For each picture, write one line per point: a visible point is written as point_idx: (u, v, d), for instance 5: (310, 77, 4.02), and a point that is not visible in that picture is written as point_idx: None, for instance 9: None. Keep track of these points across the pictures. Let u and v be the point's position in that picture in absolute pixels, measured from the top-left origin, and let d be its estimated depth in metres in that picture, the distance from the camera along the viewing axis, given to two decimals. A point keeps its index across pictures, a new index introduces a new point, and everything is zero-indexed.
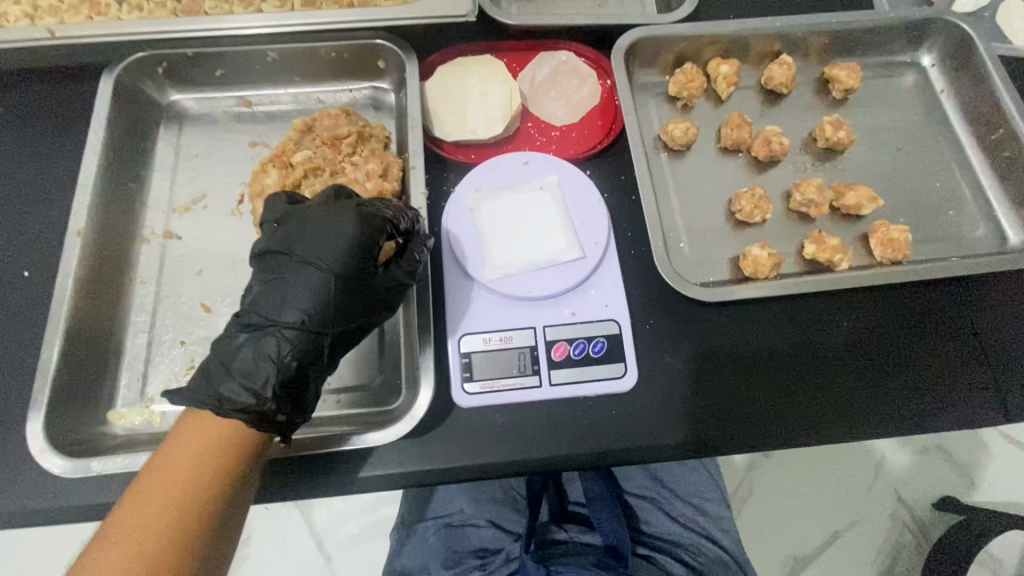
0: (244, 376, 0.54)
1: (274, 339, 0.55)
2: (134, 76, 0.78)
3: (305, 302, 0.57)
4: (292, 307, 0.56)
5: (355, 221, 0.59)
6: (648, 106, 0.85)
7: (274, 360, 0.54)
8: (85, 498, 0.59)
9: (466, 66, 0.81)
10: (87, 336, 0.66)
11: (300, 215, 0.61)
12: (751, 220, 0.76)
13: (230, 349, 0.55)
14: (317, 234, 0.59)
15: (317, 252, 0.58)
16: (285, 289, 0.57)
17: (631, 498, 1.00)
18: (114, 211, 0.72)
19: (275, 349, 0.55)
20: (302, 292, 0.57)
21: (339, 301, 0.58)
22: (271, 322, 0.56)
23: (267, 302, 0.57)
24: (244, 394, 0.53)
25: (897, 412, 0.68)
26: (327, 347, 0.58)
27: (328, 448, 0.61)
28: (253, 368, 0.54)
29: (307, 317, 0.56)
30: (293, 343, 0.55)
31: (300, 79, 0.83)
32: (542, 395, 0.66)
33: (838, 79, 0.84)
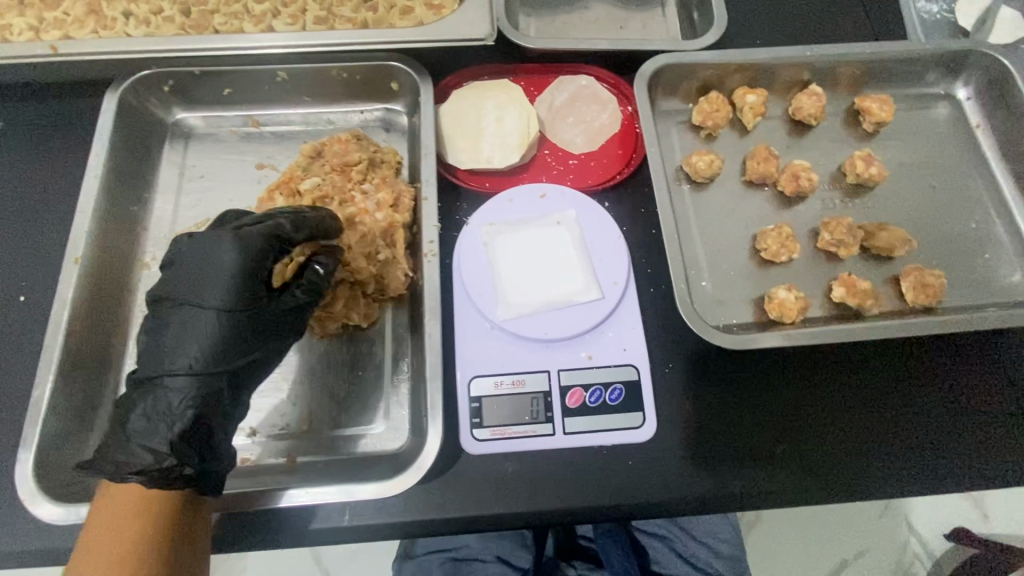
0: (140, 436, 0.51)
1: (165, 390, 0.52)
2: (139, 94, 0.75)
3: (192, 346, 0.53)
4: (180, 353, 0.53)
5: (234, 245, 0.54)
6: (670, 135, 0.81)
7: (167, 413, 0.51)
8: (72, 543, 0.56)
9: (483, 91, 0.78)
10: (82, 369, 0.63)
11: (177, 255, 0.56)
12: (778, 259, 0.72)
13: (123, 409, 0.52)
14: (195, 271, 0.55)
15: (196, 292, 0.54)
16: (169, 336, 0.54)
17: (641, 534, 0.97)
18: (114, 235, 0.70)
19: (166, 402, 0.51)
20: (189, 337, 0.53)
21: (232, 333, 0.54)
22: (161, 373, 0.53)
23: (155, 355, 0.54)
24: (143, 454, 0.50)
25: (931, 469, 0.65)
26: (229, 383, 0.54)
27: (317, 497, 0.58)
28: (149, 428, 0.51)
29: (195, 359, 0.53)
30: (188, 389, 0.52)
31: (310, 99, 0.80)
32: (556, 443, 0.63)
33: (869, 111, 0.81)
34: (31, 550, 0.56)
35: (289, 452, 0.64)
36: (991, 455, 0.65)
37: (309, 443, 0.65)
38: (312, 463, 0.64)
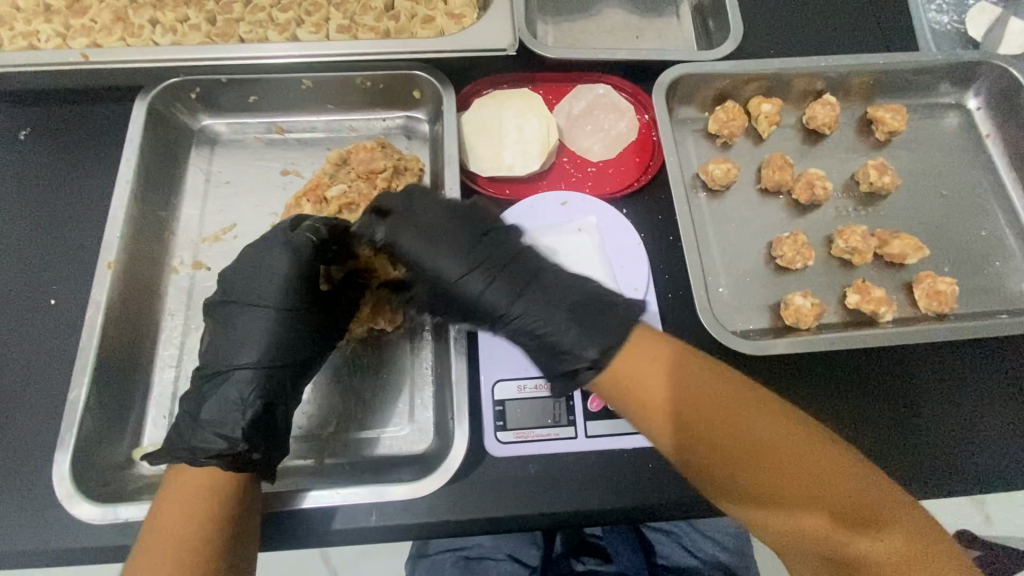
0: (216, 425, 0.56)
1: (236, 382, 0.59)
2: (167, 101, 0.77)
3: (259, 342, 0.60)
4: (247, 348, 0.60)
5: (287, 252, 0.62)
6: (687, 143, 0.83)
7: (240, 402, 0.58)
8: (108, 542, 0.57)
9: (504, 100, 0.79)
10: (114, 371, 0.64)
11: (236, 265, 0.64)
12: (793, 266, 0.74)
13: (196, 403, 0.58)
14: (253, 274, 0.62)
15: (256, 292, 0.62)
16: (236, 335, 0.61)
17: (648, 530, 0.98)
18: (143, 240, 0.71)
19: (240, 392, 0.58)
20: (255, 334, 0.61)
21: (289, 328, 0.61)
22: (231, 367, 0.59)
23: (220, 353, 0.60)
24: (217, 440, 0.55)
25: (945, 472, 0.66)
26: (288, 376, 0.61)
27: (346, 496, 0.59)
28: (220, 417, 0.57)
29: (262, 353, 0.60)
30: (255, 379, 0.59)
31: (333, 106, 0.82)
32: (578, 446, 0.64)
33: (882, 120, 0.82)
34: (68, 548, 0.57)
35: (316, 453, 0.66)
36: (1002, 459, 0.67)
37: (337, 445, 0.66)
38: (340, 464, 0.65)
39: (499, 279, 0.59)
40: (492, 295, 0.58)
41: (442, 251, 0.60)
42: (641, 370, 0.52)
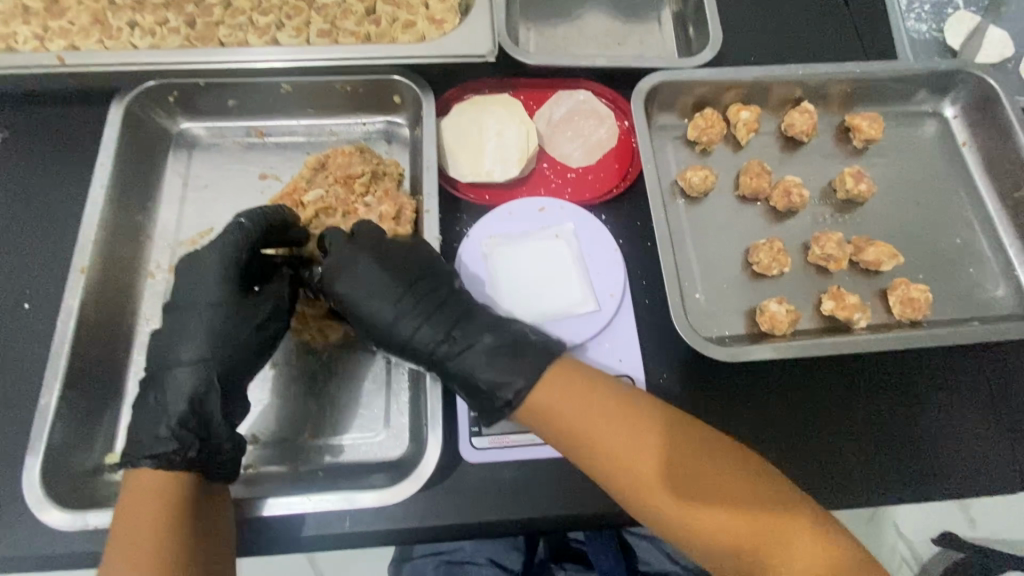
0: (153, 425, 0.57)
1: (175, 379, 0.59)
2: (145, 104, 0.76)
3: (195, 338, 0.61)
4: (185, 346, 0.61)
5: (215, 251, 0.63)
6: (666, 149, 0.83)
7: (179, 399, 0.58)
8: (77, 549, 0.57)
9: (484, 105, 0.79)
10: (87, 377, 0.64)
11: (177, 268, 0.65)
12: (769, 272, 0.74)
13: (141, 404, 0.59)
14: (191, 277, 0.63)
15: (191, 291, 0.63)
16: (175, 334, 0.62)
17: (630, 535, 0.96)
18: (118, 244, 0.70)
19: (179, 390, 0.59)
20: (192, 331, 0.61)
21: (224, 328, 0.62)
22: (170, 365, 0.60)
23: (163, 356, 0.61)
24: (155, 441, 0.56)
25: (917, 478, 0.67)
26: (226, 374, 0.61)
27: (315, 502, 0.59)
28: (154, 418, 0.57)
29: (199, 350, 0.60)
30: (191, 378, 0.59)
31: (314, 110, 0.82)
32: (552, 452, 0.65)
33: (859, 128, 0.83)
34: (36, 555, 0.57)
35: (290, 460, 0.66)
36: (974, 465, 0.68)
37: (312, 451, 0.66)
38: (315, 470, 0.65)
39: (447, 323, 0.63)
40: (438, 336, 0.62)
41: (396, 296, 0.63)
42: (575, 406, 0.56)
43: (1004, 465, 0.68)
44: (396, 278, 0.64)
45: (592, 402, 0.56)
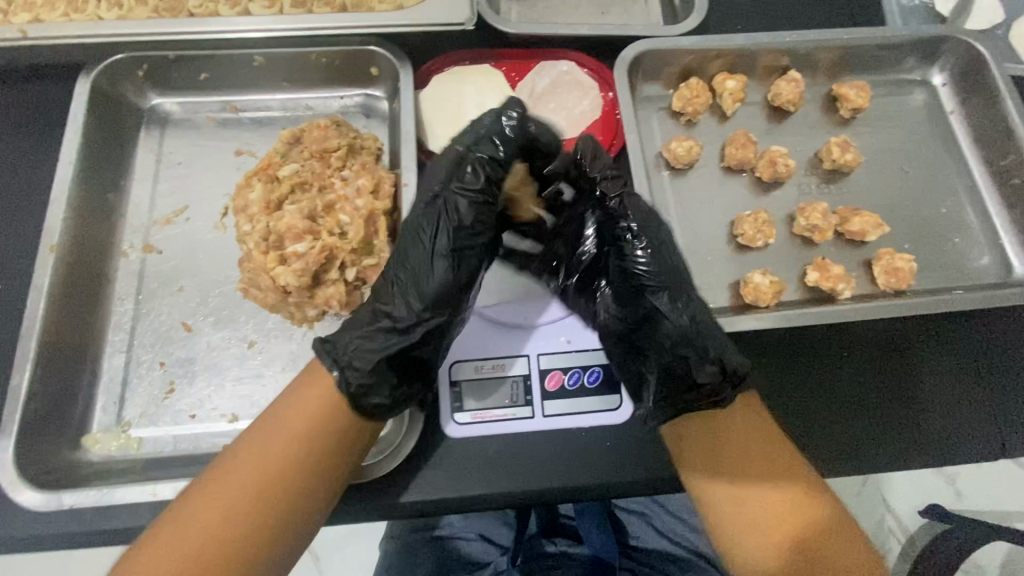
0: (378, 349, 0.58)
1: (406, 304, 0.60)
2: (112, 79, 0.74)
3: (430, 259, 0.62)
4: (420, 268, 0.62)
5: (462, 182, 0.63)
6: (651, 121, 0.82)
7: (406, 328, 0.60)
8: (54, 530, 0.57)
9: (463, 76, 0.77)
10: (60, 358, 0.63)
11: (444, 198, 0.63)
12: (754, 244, 0.74)
13: (361, 320, 0.61)
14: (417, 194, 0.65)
15: (438, 217, 0.63)
16: (417, 253, 0.63)
17: (620, 511, 0.97)
18: (89, 223, 0.69)
19: (408, 314, 0.60)
20: (432, 252, 0.62)
21: (450, 249, 0.62)
22: (406, 284, 0.61)
23: (384, 270, 0.64)
24: (376, 370, 0.57)
25: (903, 447, 0.67)
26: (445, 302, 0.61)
27: (378, 471, 0.61)
28: (347, 327, 0.60)
29: (431, 277, 0.61)
30: (394, 296, 0.61)
31: (289, 84, 0.79)
32: (534, 426, 0.64)
33: (847, 97, 0.82)
34: (10, 537, 0.56)
35: None
36: (960, 434, 0.68)
37: None
38: None
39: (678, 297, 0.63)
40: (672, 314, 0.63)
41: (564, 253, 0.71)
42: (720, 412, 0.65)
43: (987, 434, 0.68)
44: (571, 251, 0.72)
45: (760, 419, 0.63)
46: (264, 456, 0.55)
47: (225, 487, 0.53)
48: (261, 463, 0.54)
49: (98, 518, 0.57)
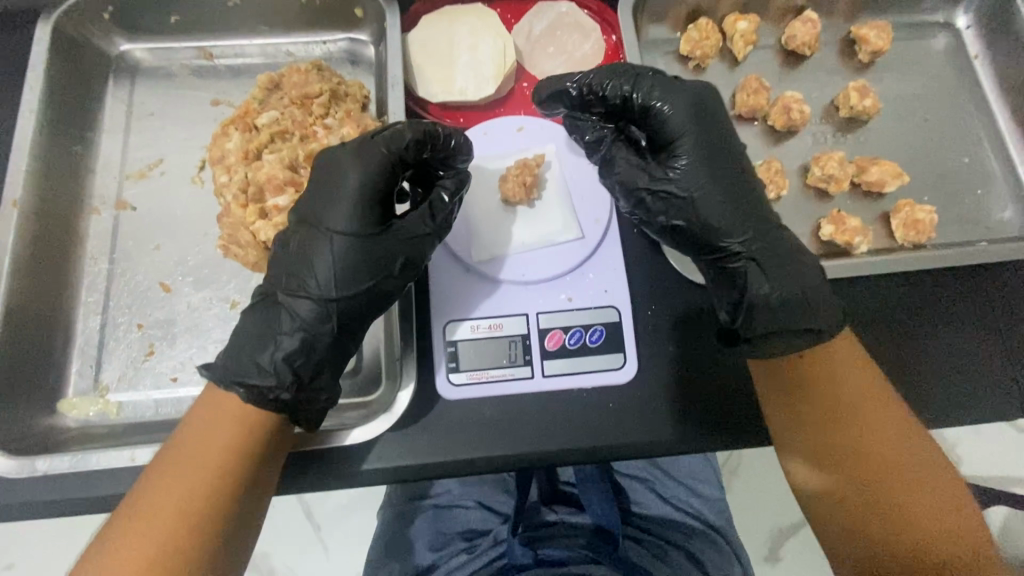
0: (258, 353, 0.52)
1: (291, 313, 0.53)
2: (76, 22, 0.69)
3: (321, 267, 0.54)
4: (313, 274, 0.54)
5: (356, 166, 0.55)
6: (657, 67, 0.76)
7: (290, 334, 0.52)
8: (29, 497, 0.54)
9: (455, 16, 0.72)
10: (31, 319, 0.60)
11: (329, 192, 0.55)
12: (766, 197, 0.69)
13: (251, 323, 0.54)
14: (326, 191, 0.55)
15: (325, 213, 0.55)
16: (305, 255, 0.54)
17: (622, 478, 0.94)
18: (55, 178, 0.64)
19: (293, 322, 0.53)
20: (321, 257, 0.54)
21: (352, 259, 0.54)
22: (292, 293, 0.54)
23: (287, 267, 0.55)
24: (263, 374, 0.51)
25: (914, 413, 0.63)
26: (342, 312, 0.54)
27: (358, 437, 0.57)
28: (261, 340, 0.52)
29: (325, 285, 0.53)
30: (297, 309, 0.53)
31: (267, 28, 0.74)
32: (533, 386, 0.61)
33: (866, 39, 0.76)
34: None
35: None
36: (974, 399, 0.64)
37: None
38: None
39: (748, 218, 0.57)
40: (734, 224, 0.57)
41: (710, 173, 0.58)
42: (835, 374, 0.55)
43: (1001, 397, 0.64)
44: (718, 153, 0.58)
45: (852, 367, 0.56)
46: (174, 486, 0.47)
47: (136, 544, 0.45)
48: (172, 498, 0.47)
49: (75, 485, 0.54)
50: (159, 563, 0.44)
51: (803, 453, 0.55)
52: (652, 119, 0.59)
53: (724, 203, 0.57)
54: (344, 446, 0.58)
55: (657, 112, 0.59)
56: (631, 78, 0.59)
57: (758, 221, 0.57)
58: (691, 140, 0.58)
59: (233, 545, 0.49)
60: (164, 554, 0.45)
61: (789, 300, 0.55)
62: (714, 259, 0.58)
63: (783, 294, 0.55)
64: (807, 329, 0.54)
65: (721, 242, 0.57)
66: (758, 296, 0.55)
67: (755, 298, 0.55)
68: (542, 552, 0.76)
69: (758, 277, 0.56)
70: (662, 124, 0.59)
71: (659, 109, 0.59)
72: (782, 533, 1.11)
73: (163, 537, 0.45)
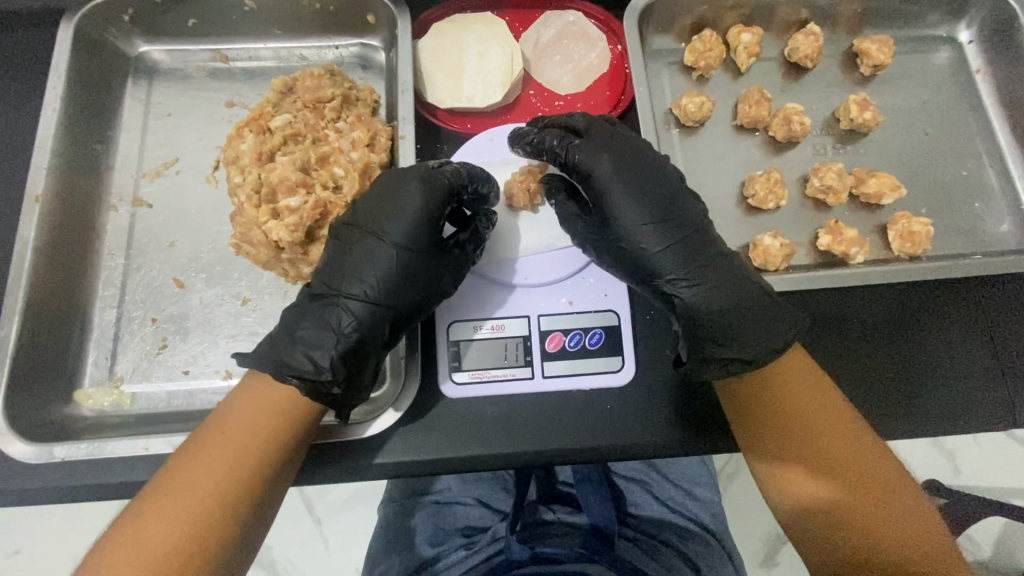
0: (310, 348, 0.54)
1: (340, 312, 0.55)
2: (97, 24, 0.71)
3: (370, 273, 0.57)
4: (361, 278, 0.57)
5: (418, 187, 0.58)
6: (661, 76, 0.78)
7: (337, 332, 0.55)
8: (46, 484, 0.56)
9: (464, 24, 0.74)
10: (50, 312, 0.62)
11: (382, 205, 0.58)
12: (765, 206, 0.71)
13: (298, 317, 0.56)
14: (384, 202, 0.58)
15: (379, 222, 0.58)
16: (355, 259, 0.57)
17: (620, 479, 0.95)
18: (76, 176, 0.67)
19: (339, 321, 0.55)
20: (371, 264, 0.57)
21: (403, 269, 0.57)
22: (338, 293, 0.56)
23: (337, 268, 0.58)
24: (313, 367, 0.53)
25: (891, 415, 0.65)
26: (387, 317, 0.57)
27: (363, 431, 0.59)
28: (316, 337, 0.54)
29: (373, 290, 0.56)
30: (345, 311, 0.55)
31: (281, 32, 0.76)
32: (533, 386, 0.63)
33: (868, 53, 0.77)
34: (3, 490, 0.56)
35: None
36: (951, 404, 0.65)
37: None
38: None
39: (684, 257, 0.57)
40: (666, 264, 0.57)
41: (647, 215, 0.58)
42: (809, 396, 0.58)
43: (980, 405, 0.65)
44: (658, 196, 0.58)
45: (820, 393, 0.58)
46: (207, 468, 0.49)
47: (169, 517, 0.47)
48: (207, 476, 0.49)
49: (90, 472, 0.56)
50: (190, 537, 0.47)
51: (778, 463, 0.57)
52: (580, 172, 0.60)
53: (658, 247, 0.57)
54: (349, 439, 0.60)
55: (583, 168, 0.59)
56: (562, 134, 0.62)
57: (692, 262, 0.57)
58: (618, 191, 0.58)
59: (254, 528, 0.51)
60: (197, 528, 0.47)
61: (726, 334, 0.57)
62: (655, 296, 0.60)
63: (716, 325, 0.57)
64: (736, 360, 0.57)
65: (659, 282, 0.58)
66: (690, 327, 0.58)
67: (688, 331, 0.58)
68: (540, 550, 0.78)
69: (684, 309, 0.57)
70: (589, 175, 0.59)
71: (584, 160, 0.59)
72: (777, 538, 1.12)
73: (196, 513, 0.47)
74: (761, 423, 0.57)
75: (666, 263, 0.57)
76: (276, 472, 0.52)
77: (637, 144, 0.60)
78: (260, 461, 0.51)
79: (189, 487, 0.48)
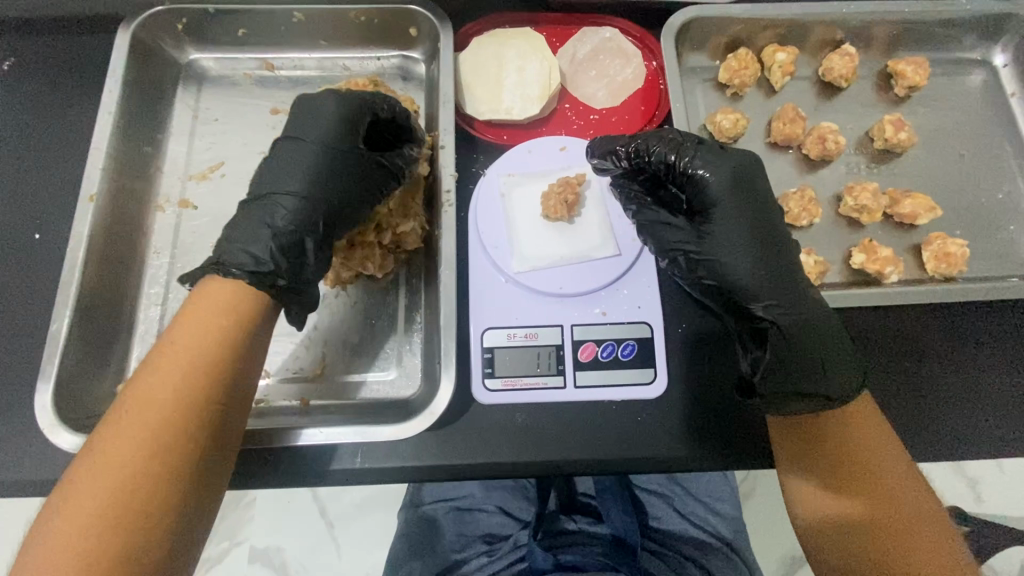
0: (244, 243, 0.55)
1: (274, 209, 0.57)
2: (152, 32, 0.74)
3: (299, 173, 0.58)
4: (295, 179, 0.58)
5: (336, 96, 0.61)
6: (695, 93, 0.79)
7: (271, 225, 0.56)
8: None
9: (504, 39, 0.76)
10: (98, 307, 0.64)
11: (304, 117, 0.61)
12: (799, 223, 0.71)
13: (232, 224, 0.57)
14: (308, 114, 0.61)
15: (303, 131, 0.61)
16: (287, 166, 0.59)
17: (642, 492, 0.93)
18: (127, 177, 0.69)
19: (273, 218, 0.56)
20: (300, 168, 0.59)
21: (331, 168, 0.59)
22: (270, 194, 0.58)
23: (267, 177, 0.59)
24: (246, 259, 0.54)
25: (923, 436, 0.64)
26: (320, 215, 0.58)
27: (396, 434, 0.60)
28: (250, 233, 0.55)
29: (304, 189, 0.58)
30: (280, 208, 0.57)
31: (326, 43, 0.78)
32: (565, 396, 0.63)
33: (903, 74, 0.78)
34: (47, 479, 0.57)
35: (302, 395, 0.66)
36: (982, 427, 0.64)
37: (324, 389, 0.66)
38: (325, 405, 0.66)
39: (783, 285, 0.56)
40: (765, 289, 0.56)
41: (745, 239, 0.57)
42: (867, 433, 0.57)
43: (1002, 428, 0.64)
44: (761, 222, 0.58)
45: (875, 415, 0.59)
46: (140, 421, 0.46)
47: (104, 471, 0.44)
48: (138, 424, 0.46)
49: None
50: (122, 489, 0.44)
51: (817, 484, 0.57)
52: (690, 182, 0.59)
53: (754, 269, 0.56)
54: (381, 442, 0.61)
55: (697, 177, 0.58)
56: (668, 142, 0.60)
57: (791, 290, 0.57)
58: (726, 208, 0.58)
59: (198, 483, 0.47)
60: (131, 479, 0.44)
61: (818, 368, 0.55)
62: (742, 319, 0.59)
63: (807, 361, 0.55)
64: (820, 396, 0.55)
65: (749, 305, 0.57)
66: (777, 361, 0.56)
67: (773, 363, 0.56)
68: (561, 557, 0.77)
69: (779, 336, 0.56)
70: (701, 188, 0.59)
71: (699, 173, 0.58)
72: (794, 560, 1.10)
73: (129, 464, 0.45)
74: (824, 447, 0.57)
75: (760, 286, 0.56)
76: (215, 417, 0.49)
77: (749, 164, 0.60)
78: (194, 406, 0.47)
79: (117, 438, 0.46)
